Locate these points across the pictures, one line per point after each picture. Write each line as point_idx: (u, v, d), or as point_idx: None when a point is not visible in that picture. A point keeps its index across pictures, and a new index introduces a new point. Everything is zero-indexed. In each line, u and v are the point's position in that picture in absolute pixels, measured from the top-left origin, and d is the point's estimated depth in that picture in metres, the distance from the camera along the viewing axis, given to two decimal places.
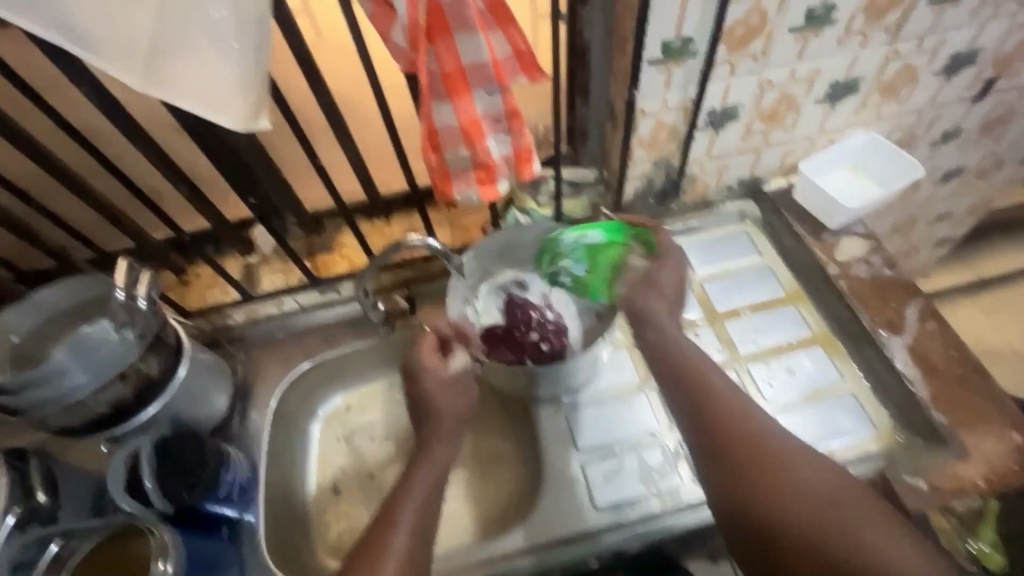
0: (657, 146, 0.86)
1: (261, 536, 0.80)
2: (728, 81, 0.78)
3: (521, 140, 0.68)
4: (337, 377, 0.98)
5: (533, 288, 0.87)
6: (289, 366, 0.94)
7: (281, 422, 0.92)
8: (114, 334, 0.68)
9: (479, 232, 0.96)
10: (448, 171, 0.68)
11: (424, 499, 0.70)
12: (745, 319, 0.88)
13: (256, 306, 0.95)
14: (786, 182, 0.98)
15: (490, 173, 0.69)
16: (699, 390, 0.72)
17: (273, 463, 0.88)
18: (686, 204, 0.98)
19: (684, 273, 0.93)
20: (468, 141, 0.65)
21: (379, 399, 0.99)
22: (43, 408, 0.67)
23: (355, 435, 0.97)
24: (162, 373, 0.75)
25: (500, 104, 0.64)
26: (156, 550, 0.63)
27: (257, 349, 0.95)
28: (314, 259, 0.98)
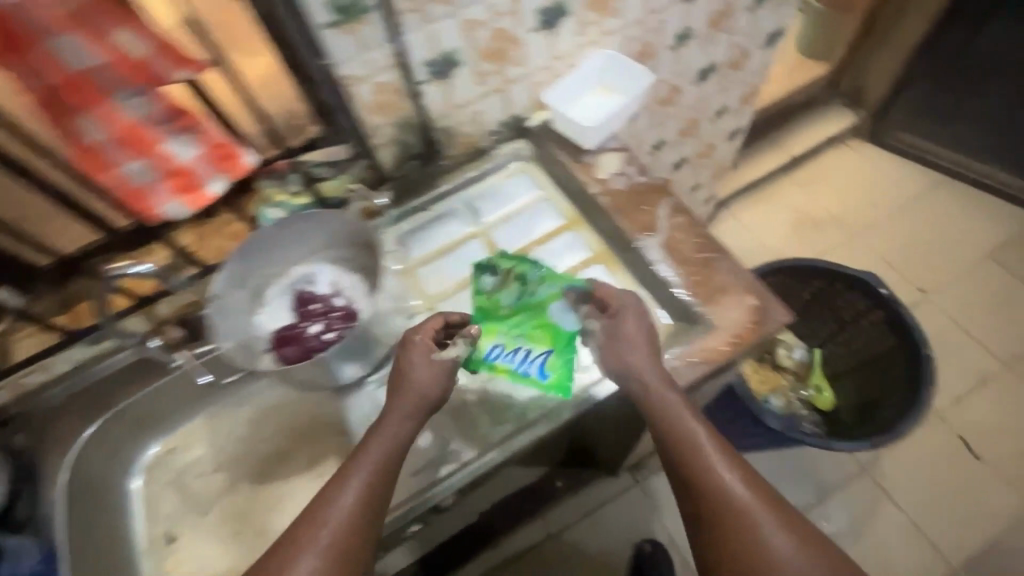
0: (390, 107, 0.85)
1: None
2: (427, 30, 0.77)
3: (179, 167, 0.86)
4: (145, 428, 0.96)
5: (320, 281, 0.89)
6: (82, 426, 0.90)
7: (89, 488, 0.89)
8: None
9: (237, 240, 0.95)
10: (130, 183, 0.83)
11: (355, 506, 0.65)
12: (534, 253, 0.90)
13: (19, 376, 0.88)
14: (545, 116, 0.99)
15: (186, 179, 0.88)
16: (689, 454, 0.67)
17: (85, 531, 0.86)
18: (458, 158, 0.99)
19: (475, 225, 0.93)
20: (136, 148, 0.79)
21: (202, 434, 0.98)
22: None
23: (181, 475, 0.96)
24: None
25: (151, 106, 0.76)
26: None
27: (40, 426, 0.88)
28: (70, 313, 0.95)
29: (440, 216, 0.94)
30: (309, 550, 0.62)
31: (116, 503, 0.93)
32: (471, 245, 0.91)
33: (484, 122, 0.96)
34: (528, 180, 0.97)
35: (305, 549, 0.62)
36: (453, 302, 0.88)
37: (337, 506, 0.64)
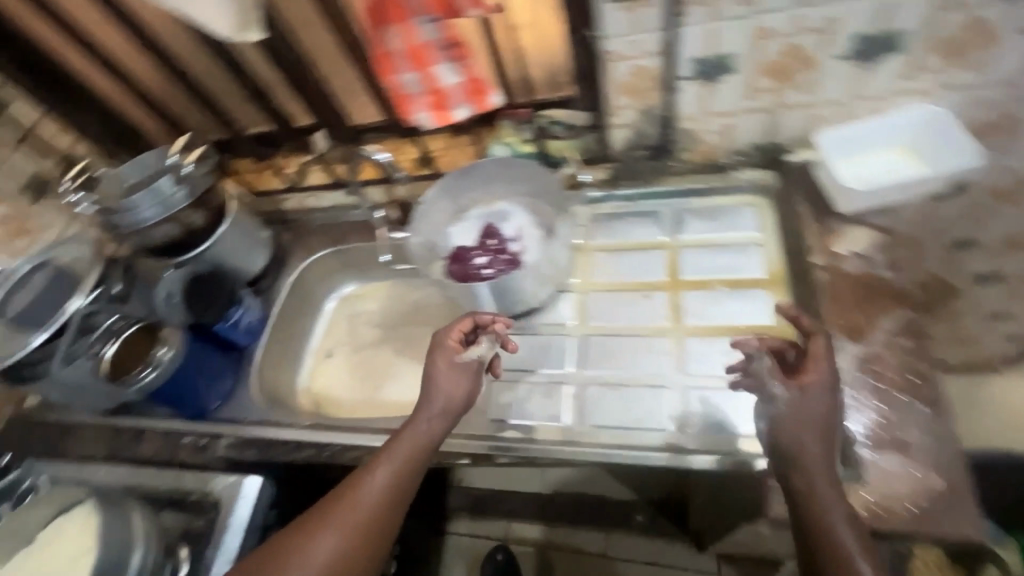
0: (701, 70, 0.75)
1: (256, 365, 1.00)
2: (711, 27, 0.69)
3: (470, 70, 0.74)
4: (353, 267, 1.15)
5: (509, 223, 0.97)
6: (315, 250, 1.13)
7: (301, 291, 1.11)
8: (171, 188, 0.89)
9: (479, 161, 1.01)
10: (406, 95, 0.75)
11: (400, 475, 0.71)
12: (712, 296, 0.83)
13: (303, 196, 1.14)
14: (812, 155, 0.84)
15: (443, 99, 0.76)
16: (810, 514, 0.56)
17: (284, 321, 1.07)
18: (692, 165, 0.91)
19: (668, 236, 0.91)
20: (416, 67, 0.72)
21: (384, 294, 1.15)
22: (120, 231, 0.89)
23: (358, 318, 1.14)
24: (205, 223, 0.95)
25: (438, 32, 0.69)
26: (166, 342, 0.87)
27: (302, 230, 1.15)
28: (347, 166, 1.11)
29: (644, 215, 0.94)
30: (363, 485, 0.70)
31: (312, 311, 1.14)
32: (651, 255, 0.90)
33: (733, 138, 0.85)
34: (748, 216, 0.88)
35: (360, 483, 0.70)
36: (608, 298, 0.88)
37: (375, 487, 0.70)
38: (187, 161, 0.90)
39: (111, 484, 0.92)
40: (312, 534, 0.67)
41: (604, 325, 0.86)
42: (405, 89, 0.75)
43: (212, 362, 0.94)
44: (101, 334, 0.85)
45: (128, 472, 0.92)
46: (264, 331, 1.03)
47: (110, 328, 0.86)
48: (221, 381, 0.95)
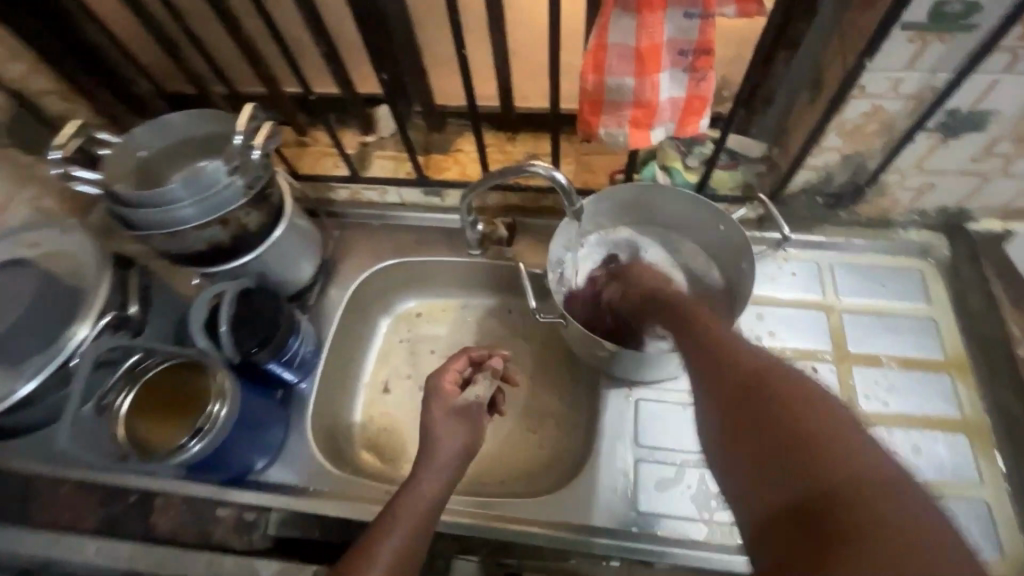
0: (946, 125, 0.63)
1: (310, 407, 0.78)
2: (997, 78, 0.57)
3: (702, 86, 0.55)
4: (417, 281, 0.94)
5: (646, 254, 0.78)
6: (375, 258, 0.90)
7: (354, 309, 0.89)
8: (224, 177, 0.64)
9: (607, 178, 0.83)
10: (602, 99, 0.57)
11: (408, 546, 0.58)
12: (887, 375, 0.74)
13: (361, 188, 0.90)
14: (999, 228, 0.77)
15: (650, 115, 0.57)
16: (750, 365, 0.49)
17: (337, 349, 0.85)
18: (859, 217, 0.81)
19: (825, 296, 0.80)
20: (640, 70, 0.53)
21: (451, 316, 0.95)
22: (148, 230, 0.64)
23: (421, 344, 0.94)
24: (259, 226, 0.70)
25: (694, 33, 0.50)
26: (216, 392, 0.62)
27: (355, 230, 0.92)
28: (428, 157, 0.89)
29: (796, 266, 0.82)
30: (371, 567, 0.55)
31: (364, 333, 0.92)
32: (811, 316, 0.78)
33: (922, 198, 0.75)
34: (916, 283, 0.79)
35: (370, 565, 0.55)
36: None
37: (393, 545, 0.57)
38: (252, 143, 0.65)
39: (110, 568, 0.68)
40: None
41: None
42: (607, 96, 0.56)
43: (262, 409, 0.72)
44: (117, 378, 0.61)
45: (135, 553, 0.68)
46: (317, 363, 0.81)
47: (130, 369, 0.62)
48: (270, 433, 0.73)
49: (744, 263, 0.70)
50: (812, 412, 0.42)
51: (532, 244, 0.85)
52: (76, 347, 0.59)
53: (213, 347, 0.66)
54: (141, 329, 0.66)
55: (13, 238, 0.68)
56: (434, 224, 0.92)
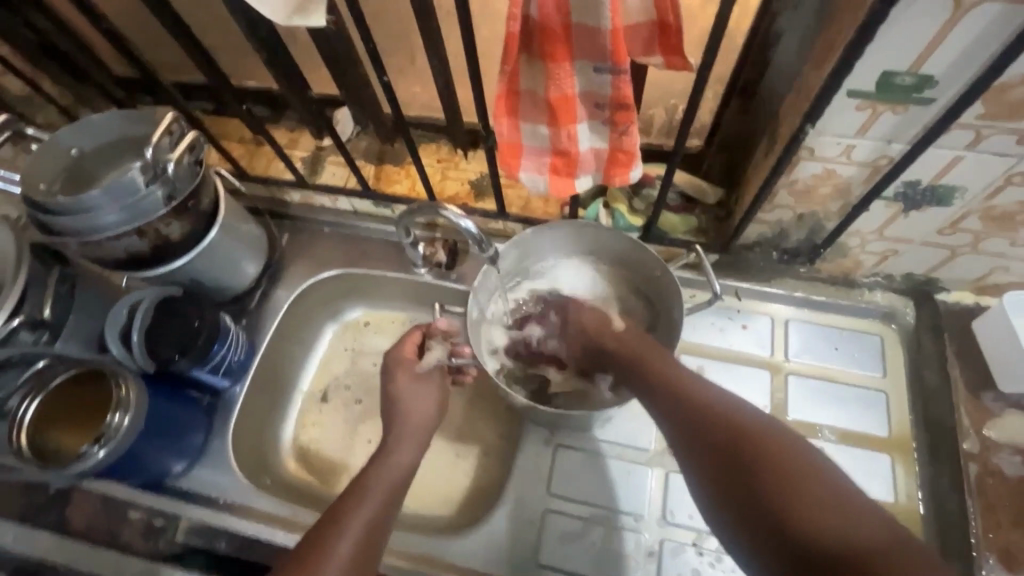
0: (901, 197, 0.57)
1: (236, 414, 0.78)
2: (959, 156, 0.51)
3: (625, 139, 0.51)
4: (364, 291, 0.92)
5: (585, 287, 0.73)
6: (321, 267, 0.89)
7: (295, 315, 0.88)
8: (141, 187, 0.62)
9: (558, 208, 0.79)
10: (519, 145, 0.53)
11: (374, 519, 0.57)
12: (825, 447, 0.70)
13: (312, 193, 0.89)
14: (970, 301, 0.71)
15: (570, 164, 0.53)
16: (721, 416, 0.49)
17: (271, 355, 0.85)
18: (821, 273, 0.75)
19: (773, 355, 0.75)
20: (552, 120, 0.49)
21: (398, 329, 0.94)
22: (66, 236, 0.63)
23: (363, 354, 0.93)
24: (184, 236, 0.69)
25: (607, 87, 0.46)
26: (118, 403, 0.63)
27: (305, 234, 0.91)
28: (379, 167, 0.86)
29: (748, 319, 0.77)
30: (343, 534, 0.54)
31: (307, 339, 0.91)
32: (754, 374, 0.74)
33: (887, 262, 0.70)
34: (873, 350, 0.73)
35: (342, 532, 0.54)
36: None
37: (366, 513, 0.56)
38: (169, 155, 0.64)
39: (23, 557, 0.70)
40: None
41: None
42: (525, 141, 0.53)
43: (183, 416, 0.72)
44: (25, 380, 0.63)
45: (47, 545, 0.70)
46: (250, 367, 0.81)
47: (37, 374, 0.63)
48: (192, 439, 0.74)
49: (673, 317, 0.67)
50: (778, 470, 0.44)
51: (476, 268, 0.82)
52: None
53: (126, 356, 0.66)
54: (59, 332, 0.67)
55: None
56: (383, 236, 0.90)
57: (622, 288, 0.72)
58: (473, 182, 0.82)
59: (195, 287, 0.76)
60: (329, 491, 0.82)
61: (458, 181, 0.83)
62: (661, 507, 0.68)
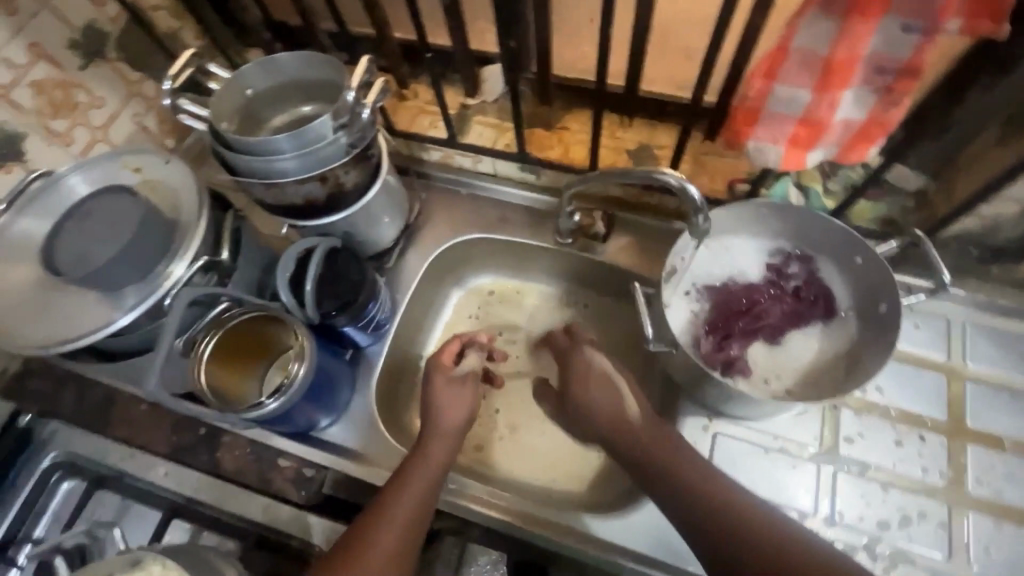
0: None
1: (377, 372, 0.78)
2: None
3: (888, 113, 0.47)
4: (493, 257, 0.89)
5: (787, 276, 0.68)
6: (457, 230, 0.86)
7: (429, 277, 0.86)
8: (329, 133, 0.60)
9: (725, 187, 0.74)
10: (761, 110, 0.49)
11: (419, 506, 0.58)
12: (1007, 462, 0.65)
13: (455, 153, 0.86)
14: None
15: (815, 136, 0.49)
16: (687, 480, 0.56)
17: (407, 316, 0.83)
18: (1014, 276, 0.70)
19: (950, 358, 0.70)
20: (821, 84, 0.45)
21: (522, 300, 0.90)
22: (248, 176, 0.62)
23: (487, 321, 0.89)
24: (355, 187, 0.67)
25: (905, 51, 0.42)
26: (296, 352, 0.64)
27: (441, 195, 0.88)
28: (530, 130, 0.82)
29: (921, 318, 0.72)
30: (387, 519, 0.56)
31: (435, 302, 0.90)
32: (930, 377, 0.70)
33: None
34: None
35: (387, 516, 0.56)
36: (868, 425, 0.68)
37: (403, 508, 0.57)
38: (362, 102, 0.62)
39: (177, 492, 0.71)
40: None
41: (863, 466, 0.66)
42: (769, 107, 0.49)
43: (335, 370, 0.71)
44: (205, 323, 0.62)
45: (200, 484, 0.71)
46: (390, 327, 0.80)
47: (216, 316, 0.62)
48: (339, 394, 0.73)
49: (883, 308, 0.62)
50: None
51: (627, 243, 0.79)
52: (171, 288, 0.60)
53: (295, 304, 0.65)
54: (230, 274, 0.66)
55: (115, 162, 0.68)
56: (520, 203, 0.86)
57: (817, 277, 0.68)
58: (633, 153, 0.78)
59: (347, 240, 0.75)
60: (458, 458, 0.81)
61: (616, 150, 0.78)
62: (827, 507, 0.64)
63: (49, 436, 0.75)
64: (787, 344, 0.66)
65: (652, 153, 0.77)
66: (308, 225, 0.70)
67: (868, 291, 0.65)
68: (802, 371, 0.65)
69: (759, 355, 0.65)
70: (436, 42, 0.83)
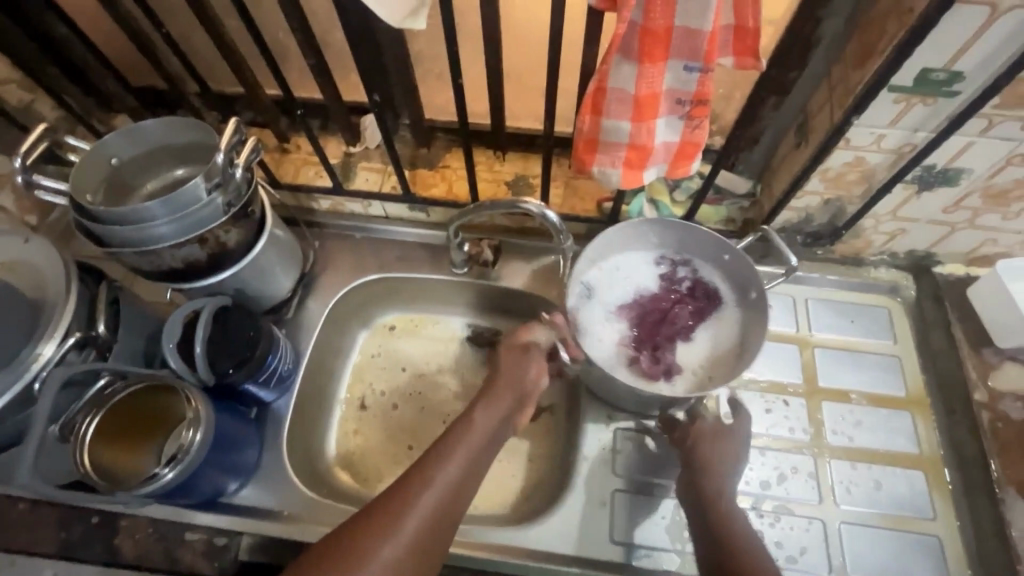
0: (916, 181, 0.66)
1: (286, 426, 0.76)
2: (971, 141, 0.59)
3: (695, 133, 0.56)
4: (394, 295, 0.91)
5: (680, 278, 0.76)
6: (355, 273, 0.88)
7: (333, 323, 0.87)
8: (204, 195, 0.61)
9: (595, 206, 0.82)
10: (597, 140, 0.57)
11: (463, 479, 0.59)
12: (854, 410, 0.77)
13: (344, 200, 0.88)
14: (962, 272, 0.82)
15: (644, 157, 0.57)
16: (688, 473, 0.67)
17: (313, 364, 0.83)
18: (836, 254, 0.83)
19: (799, 330, 0.81)
20: (637, 115, 0.53)
21: (428, 332, 0.92)
22: (119, 246, 0.61)
23: (393, 359, 0.90)
24: (238, 244, 0.68)
25: (692, 85, 0.51)
26: (190, 419, 0.62)
27: (335, 241, 0.90)
28: (414, 172, 0.87)
29: (773, 300, 0.84)
30: (429, 483, 0.58)
31: (341, 347, 0.89)
32: (785, 349, 0.80)
33: (895, 240, 0.78)
34: (884, 321, 0.82)
35: (429, 481, 0.58)
36: (742, 399, 0.77)
37: (451, 473, 0.59)
38: (235, 163, 0.63)
39: None
40: (359, 551, 0.52)
41: None
42: (601, 138, 0.56)
43: (238, 431, 0.70)
44: (84, 402, 0.59)
45: None
46: (295, 378, 0.79)
47: (97, 393, 0.59)
48: (245, 455, 0.71)
49: (754, 293, 0.73)
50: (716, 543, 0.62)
51: (518, 267, 0.85)
52: (41, 370, 0.57)
53: (185, 369, 0.64)
54: (110, 348, 0.64)
55: None
56: (415, 241, 0.90)
57: (701, 274, 0.77)
58: (511, 184, 0.84)
59: (239, 297, 0.75)
60: None
61: (495, 183, 0.85)
62: None
63: None
64: (697, 338, 0.74)
65: (527, 182, 0.84)
66: (192, 288, 0.69)
67: (744, 284, 0.75)
68: (712, 359, 0.72)
69: (681, 356, 0.72)
70: (311, 98, 0.86)
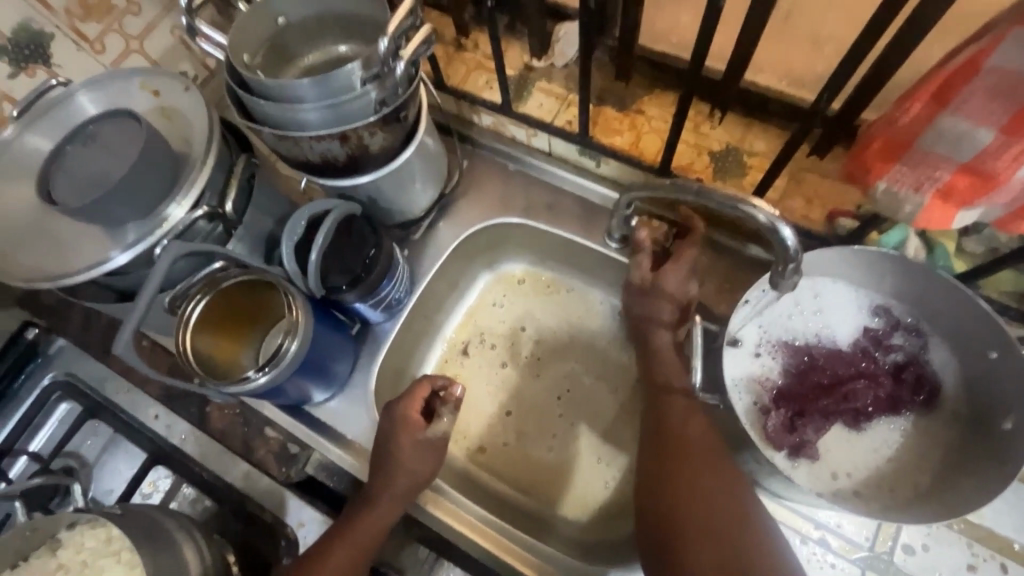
0: None
1: (383, 352, 0.71)
2: None
3: None
4: (533, 246, 0.79)
5: (887, 347, 0.57)
6: (496, 209, 0.76)
7: (458, 256, 0.77)
8: (358, 84, 0.51)
9: (825, 218, 0.59)
10: (915, 141, 0.40)
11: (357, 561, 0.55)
12: None
13: (508, 122, 0.74)
14: None
15: (982, 187, 0.38)
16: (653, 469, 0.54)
17: (426, 295, 0.75)
18: None
19: None
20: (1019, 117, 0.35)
21: (556, 297, 0.80)
22: (262, 122, 0.54)
23: (512, 313, 0.80)
24: (381, 150, 0.58)
25: None
26: (288, 326, 0.58)
27: (487, 165, 0.78)
28: (599, 109, 0.69)
29: None
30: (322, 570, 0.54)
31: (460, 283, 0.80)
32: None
33: None
34: None
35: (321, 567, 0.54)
36: (937, 538, 0.56)
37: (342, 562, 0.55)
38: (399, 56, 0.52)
39: (162, 437, 0.69)
40: None
41: None
42: (923, 141, 0.39)
43: (336, 346, 0.65)
44: (196, 281, 0.56)
45: (187, 435, 0.69)
46: (407, 304, 0.73)
47: (210, 275, 0.56)
48: (337, 370, 0.67)
49: (1006, 426, 0.50)
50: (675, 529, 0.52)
51: None
52: (165, 236, 0.54)
53: (297, 273, 0.58)
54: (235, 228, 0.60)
55: (131, 81, 0.61)
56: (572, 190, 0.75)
57: (923, 355, 0.57)
58: (718, 156, 0.64)
59: (371, 206, 0.67)
60: (454, 456, 0.74)
61: (697, 149, 0.65)
62: None
63: (54, 354, 0.75)
64: (868, 432, 0.56)
65: (741, 159, 0.63)
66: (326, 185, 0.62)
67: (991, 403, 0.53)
68: (874, 471, 0.54)
69: (834, 443, 0.55)
70: None
